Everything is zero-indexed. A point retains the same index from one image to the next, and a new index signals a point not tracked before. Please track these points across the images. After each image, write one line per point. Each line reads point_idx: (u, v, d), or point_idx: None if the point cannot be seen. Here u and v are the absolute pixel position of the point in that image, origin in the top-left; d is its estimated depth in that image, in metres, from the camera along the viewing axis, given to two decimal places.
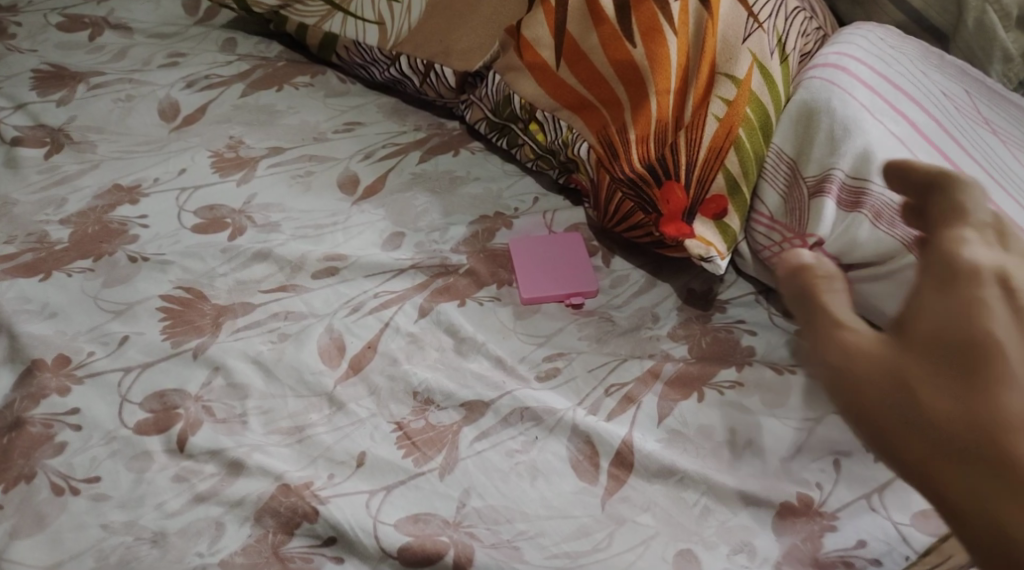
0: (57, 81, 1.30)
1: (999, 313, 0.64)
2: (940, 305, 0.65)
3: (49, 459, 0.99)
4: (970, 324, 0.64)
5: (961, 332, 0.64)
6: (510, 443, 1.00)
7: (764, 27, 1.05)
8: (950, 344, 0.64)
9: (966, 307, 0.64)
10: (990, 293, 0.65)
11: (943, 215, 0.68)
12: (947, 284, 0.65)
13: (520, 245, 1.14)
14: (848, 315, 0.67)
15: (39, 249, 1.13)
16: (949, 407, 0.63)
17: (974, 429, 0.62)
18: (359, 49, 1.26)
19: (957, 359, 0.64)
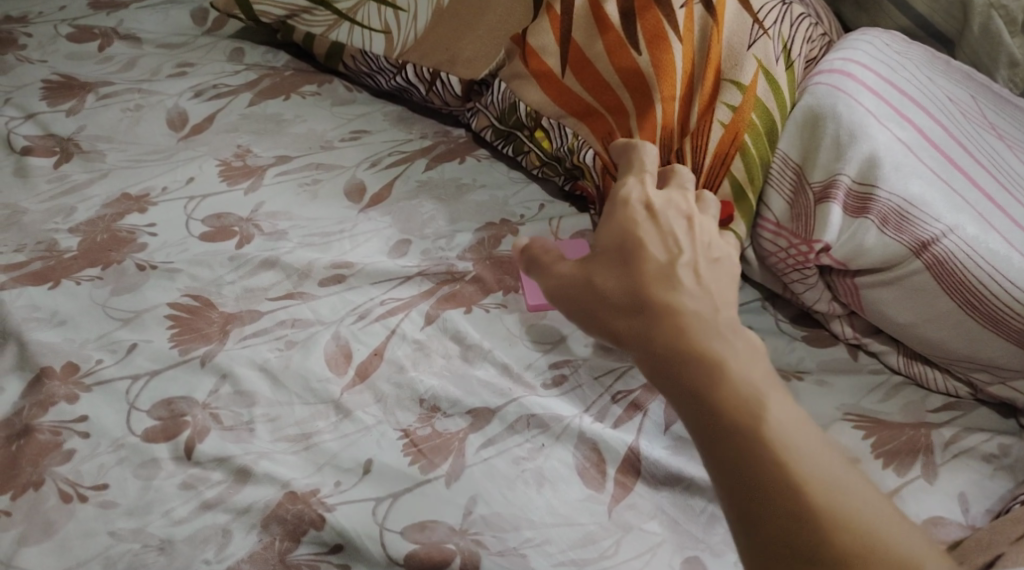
0: (67, 91, 1.31)
1: (647, 233, 0.91)
2: (613, 230, 0.92)
3: (57, 467, 0.99)
4: (623, 235, 0.91)
5: (613, 240, 0.92)
6: (516, 450, 1.00)
7: (769, 33, 1.06)
8: (613, 259, 0.90)
9: (625, 223, 0.92)
10: (640, 221, 0.92)
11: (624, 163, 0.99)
12: (612, 218, 0.93)
13: (524, 252, 1.14)
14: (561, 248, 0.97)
15: (48, 258, 1.14)
16: (610, 298, 0.88)
17: (638, 309, 0.87)
18: (366, 57, 1.26)
19: (614, 262, 0.90)
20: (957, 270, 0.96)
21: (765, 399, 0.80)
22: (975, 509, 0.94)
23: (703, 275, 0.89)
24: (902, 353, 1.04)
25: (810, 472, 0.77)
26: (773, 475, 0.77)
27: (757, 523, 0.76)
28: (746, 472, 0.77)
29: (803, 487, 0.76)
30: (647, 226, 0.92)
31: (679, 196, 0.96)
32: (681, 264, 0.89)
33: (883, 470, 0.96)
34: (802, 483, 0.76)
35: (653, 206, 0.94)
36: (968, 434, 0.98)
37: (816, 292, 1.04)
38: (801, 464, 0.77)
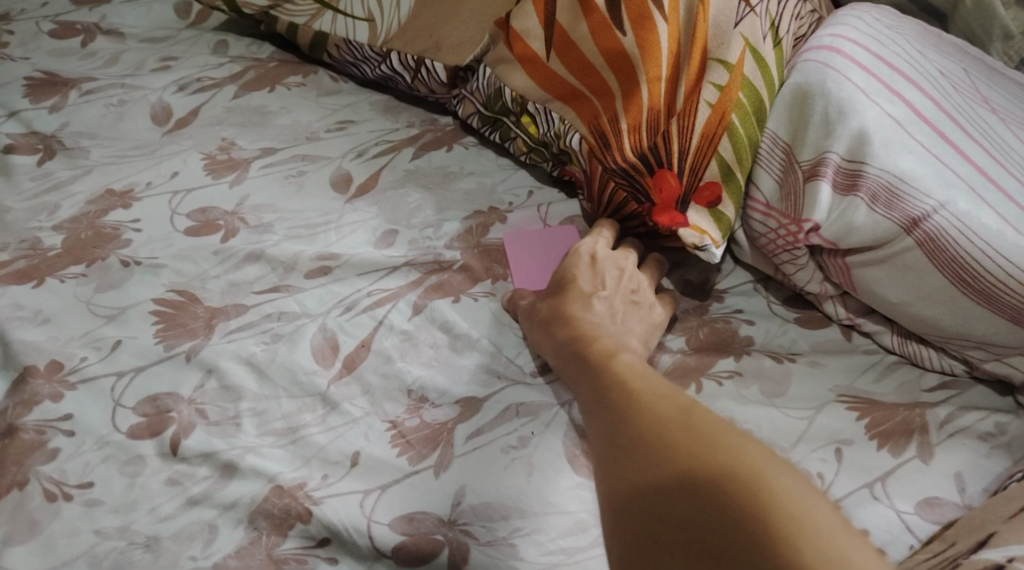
0: (50, 87, 1.30)
1: (580, 268, 1.04)
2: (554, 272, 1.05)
3: (42, 466, 0.97)
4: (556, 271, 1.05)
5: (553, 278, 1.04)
6: (506, 439, 0.98)
7: (757, 11, 1.03)
8: (546, 289, 1.04)
9: (567, 265, 1.04)
10: (579, 262, 1.04)
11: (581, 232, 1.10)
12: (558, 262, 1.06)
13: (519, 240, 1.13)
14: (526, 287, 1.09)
15: (32, 256, 1.12)
16: (540, 313, 1.02)
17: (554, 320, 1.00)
18: (350, 46, 1.25)
19: (547, 293, 1.04)
20: (949, 247, 0.95)
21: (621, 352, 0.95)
22: (972, 488, 0.93)
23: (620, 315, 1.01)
24: (896, 332, 1.02)
25: (661, 408, 0.87)
26: (616, 392, 0.91)
27: (601, 428, 0.89)
28: (599, 400, 0.91)
29: (635, 396, 0.89)
30: (579, 263, 1.04)
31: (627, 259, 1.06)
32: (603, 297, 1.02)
33: (878, 452, 0.95)
34: (653, 416, 0.86)
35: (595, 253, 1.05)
36: (963, 413, 0.97)
37: (807, 273, 1.03)
38: (640, 385, 0.91)
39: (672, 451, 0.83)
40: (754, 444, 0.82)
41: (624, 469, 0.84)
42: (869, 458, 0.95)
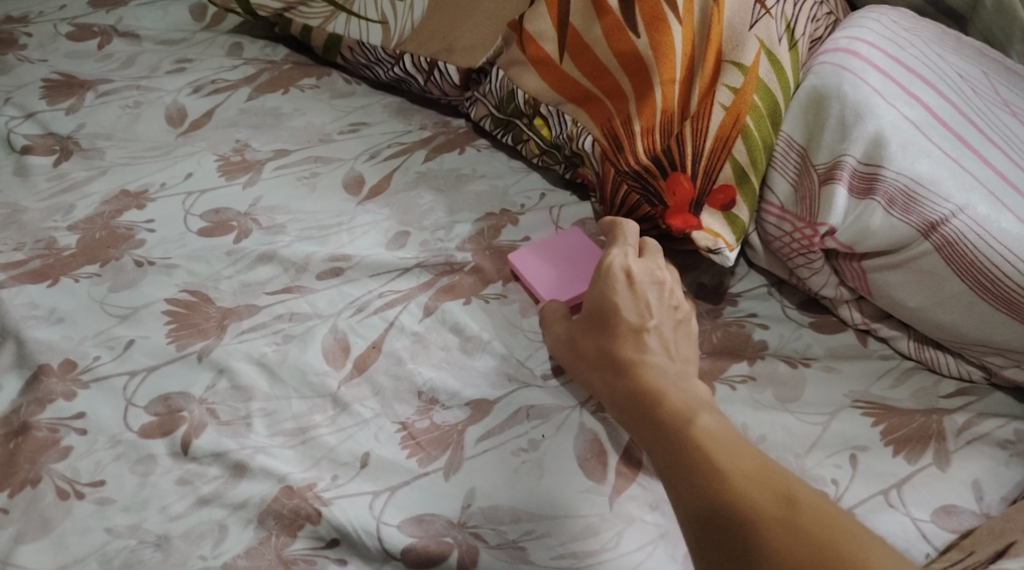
0: (67, 89, 1.31)
1: (621, 293, 0.97)
2: (590, 297, 0.98)
3: (55, 463, 0.98)
4: (590, 296, 0.98)
5: (591, 304, 0.98)
6: (515, 442, 0.98)
7: (772, 13, 1.03)
8: (587, 319, 0.98)
9: (604, 292, 0.97)
10: (618, 286, 0.97)
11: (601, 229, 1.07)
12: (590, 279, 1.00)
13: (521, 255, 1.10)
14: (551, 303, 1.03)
15: (47, 255, 1.13)
16: (586, 356, 0.97)
17: (604, 360, 0.95)
18: (364, 49, 1.25)
19: (589, 323, 0.97)
20: (967, 252, 0.94)
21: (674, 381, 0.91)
22: (989, 497, 0.92)
23: (671, 344, 0.95)
24: (912, 337, 1.01)
25: (757, 489, 0.81)
26: (698, 466, 0.83)
27: (688, 508, 0.82)
28: (681, 472, 0.84)
29: (722, 470, 0.82)
30: (620, 287, 0.97)
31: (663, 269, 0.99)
32: (646, 321, 0.95)
33: (893, 459, 0.94)
34: (752, 500, 0.80)
35: (632, 271, 0.98)
36: (982, 420, 0.96)
37: (822, 277, 1.03)
38: (722, 455, 0.84)
39: (784, 546, 0.78)
40: (862, 530, 0.78)
41: (706, 534, 0.81)
42: (884, 464, 0.94)
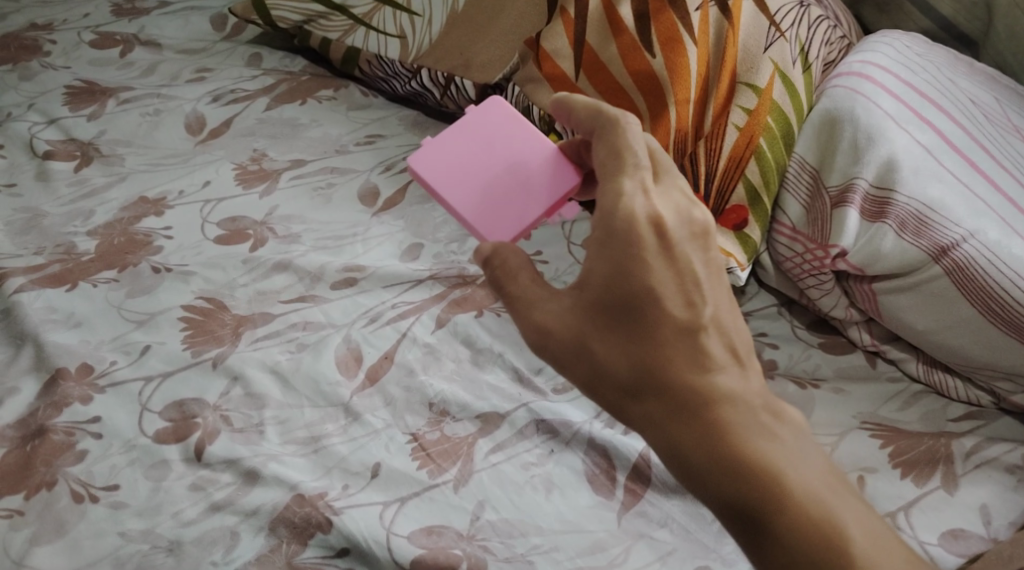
0: (88, 96, 1.32)
1: (659, 273, 0.84)
2: (614, 281, 0.84)
3: (70, 467, 0.99)
4: (616, 278, 0.84)
5: (619, 296, 0.84)
6: (525, 456, 1.00)
7: (786, 36, 1.06)
8: (607, 313, 0.84)
9: (639, 272, 0.84)
10: (652, 259, 0.84)
11: (599, 132, 0.87)
12: (616, 250, 0.84)
13: (433, 169, 0.94)
14: (523, 263, 0.88)
15: (66, 260, 1.14)
16: (622, 365, 0.84)
17: (639, 369, 0.84)
18: (382, 62, 1.27)
19: (609, 317, 0.84)
20: (977, 276, 0.95)
21: (728, 385, 0.85)
22: (998, 522, 0.92)
23: (722, 328, 0.86)
24: (922, 360, 1.02)
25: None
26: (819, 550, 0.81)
27: None
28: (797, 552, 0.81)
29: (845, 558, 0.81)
30: (658, 265, 0.84)
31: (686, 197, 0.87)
32: (688, 300, 0.85)
33: (901, 481, 0.94)
34: None
35: (665, 223, 0.84)
36: (990, 444, 0.97)
37: (833, 298, 1.03)
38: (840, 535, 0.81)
39: None
40: None
41: None
42: (892, 487, 0.94)
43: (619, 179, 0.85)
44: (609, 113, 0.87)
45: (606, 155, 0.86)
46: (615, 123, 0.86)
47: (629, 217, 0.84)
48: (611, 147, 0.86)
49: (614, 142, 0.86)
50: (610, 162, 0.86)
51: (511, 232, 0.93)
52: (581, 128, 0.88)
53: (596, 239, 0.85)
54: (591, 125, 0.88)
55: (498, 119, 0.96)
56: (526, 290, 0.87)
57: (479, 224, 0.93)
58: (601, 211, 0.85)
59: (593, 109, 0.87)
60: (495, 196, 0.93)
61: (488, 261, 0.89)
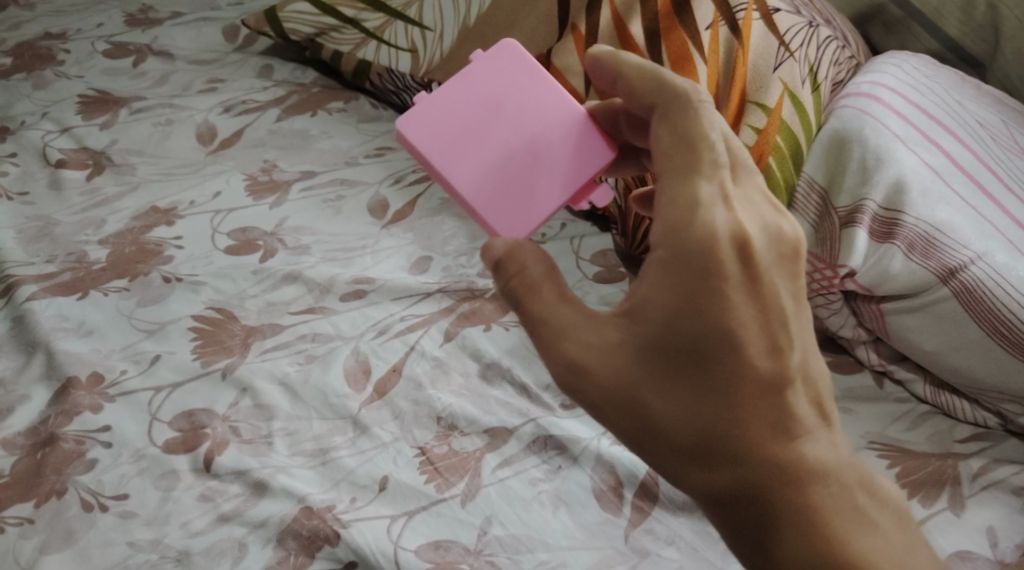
0: (102, 105, 1.33)
1: (741, 304, 0.77)
2: (684, 313, 0.77)
3: (80, 475, 0.98)
4: (688, 307, 0.76)
5: (689, 334, 0.77)
6: (532, 472, 1.00)
7: (795, 56, 1.08)
8: (674, 351, 0.77)
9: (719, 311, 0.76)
10: (733, 290, 0.76)
11: (668, 117, 0.80)
12: (695, 278, 0.76)
13: (427, 140, 0.87)
14: (548, 274, 0.82)
15: (78, 269, 1.14)
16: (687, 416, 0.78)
17: (706, 421, 0.78)
18: (392, 75, 1.29)
19: (674, 356, 0.77)
20: (985, 298, 0.96)
21: (805, 436, 0.80)
22: (1005, 544, 0.92)
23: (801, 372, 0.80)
24: (929, 381, 1.03)
25: None
26: None
27: None
28: None
29: None
30: (741, 296, 0.77)
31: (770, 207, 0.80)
32: (774, 340, 0.78)
33: (909, 502, 0.95)
34: None
35: (752, 243, 0.77)
36: (997, 466, 0.98)
37: (841, 317, 1.04)
38: None
39: None
40: None
41: None
42: None
43: (695, 182, 0.78)
44: (682, 89, 0.79)
45: (677, 149, 0.79)
46: (687, 104, 0.79)
47: (714, 237, 0.76)
48: (687, 143, 0.79)
49: (689, 136, 0.79)
50: (685, 156, 0.78)
51: (516, 217, 0.86)
52: (641, 104, 0.81)
53: (664, 259, 0.77)
54: (661, 107, 0.80)
55: (505, 81, 0.88)
56: (561, 314, 0.80)
57: (485, 210, 0.86)
58: (671, 224, 0.77)
59: (667, 87, 0.80)
60: (506, 177, 0.86)
61: (515, 275, 0.82)
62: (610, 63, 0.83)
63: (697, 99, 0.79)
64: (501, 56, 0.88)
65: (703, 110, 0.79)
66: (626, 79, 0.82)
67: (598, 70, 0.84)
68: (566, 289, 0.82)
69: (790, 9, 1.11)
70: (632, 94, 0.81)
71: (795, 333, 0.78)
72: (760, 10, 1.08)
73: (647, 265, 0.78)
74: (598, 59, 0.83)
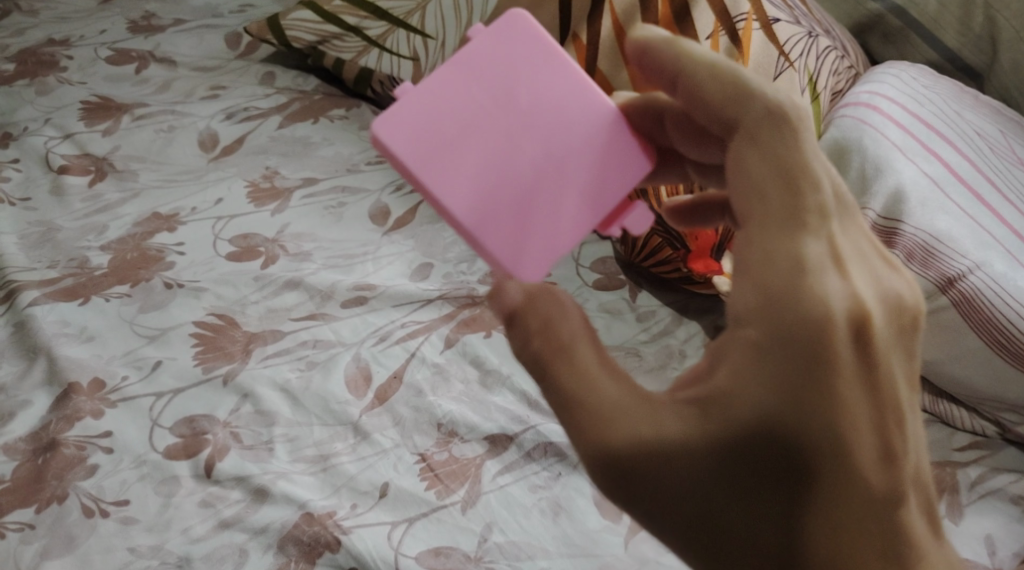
0: (104, 112, 1.33)
1: (854, 388, 0.74)
2: (791, 400, 0.73)
3: (81, 481, 0.98)
4: (791, 395, 0.73)
5: (796, 422, 0.73)
6: (533, 479, 1.01)
7: (795, 66, 1.11)
8: (771, 440, 0.74)
9: (829, 397, 0.73)
10: (843, 374, 0.74)
11: (762, 148, 0.76)
12: (803, 363, 0.73)
13: (420, 147, 0.79)
14: (583, 335, 0.79)
15: (79, 274, 1.14)
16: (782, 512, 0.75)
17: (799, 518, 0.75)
18: (393, 83, 1.30)
19: (774, 449, 0.74)
20: (984, 307, 0.97)
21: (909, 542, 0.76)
22: (1003, 553, 0.93)
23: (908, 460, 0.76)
24: (928, 391, 1.04)
25: None
26: None
27: None
28: None
29: None
30: (853, 378, 0.74)
31: (875, 265, 0.78)
32: (880, 428, 0.75)
33: None
34: None
35: (867, 314, 0.74)
36: (995, 475, 0.99)
37: None
38: None
39: None
40: None
41: None
42: None
43: (803, 239, 0.75)
44: (780, 110, 0.76)
45: (778, 196, 0.75)
46: (787, 135, 0.76)
47: (828, 311, 0.74)
48: (791, 191, 0.75)
49: (794, 181, 0.75)
50: (790, 209, 0.75)
51: (512, 241, 0.80)
52: (720, 121, 0.78)
53: (762, 340, 0.73)
54: (749, 132, 0.77)
55: (509, 68, 0.80)
56: (617, 395, 0.76)
57: (480, 230, 0.80)
58: (772, 294, 0.74)
59: (762, 107, 0.76)
60: (520, 193, 0.80)
61: (537, 337, 0.79)
62: (681, 59, 0.79)
63: (800, 134, 0.76)
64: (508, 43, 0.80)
65: (805, 143, 0.76)
66: (696, 84, 0.78)
67: (648, 61, 0.80)
68: (612, 361, 0.78)
69: (790, 18, 1.13)
70: (706, 105, 0.78)
71: (906, 425, 0.76)
72: (760, 20, 1.10)
73: (736, 345, 0.74)
74: (654, 48, 0.79)
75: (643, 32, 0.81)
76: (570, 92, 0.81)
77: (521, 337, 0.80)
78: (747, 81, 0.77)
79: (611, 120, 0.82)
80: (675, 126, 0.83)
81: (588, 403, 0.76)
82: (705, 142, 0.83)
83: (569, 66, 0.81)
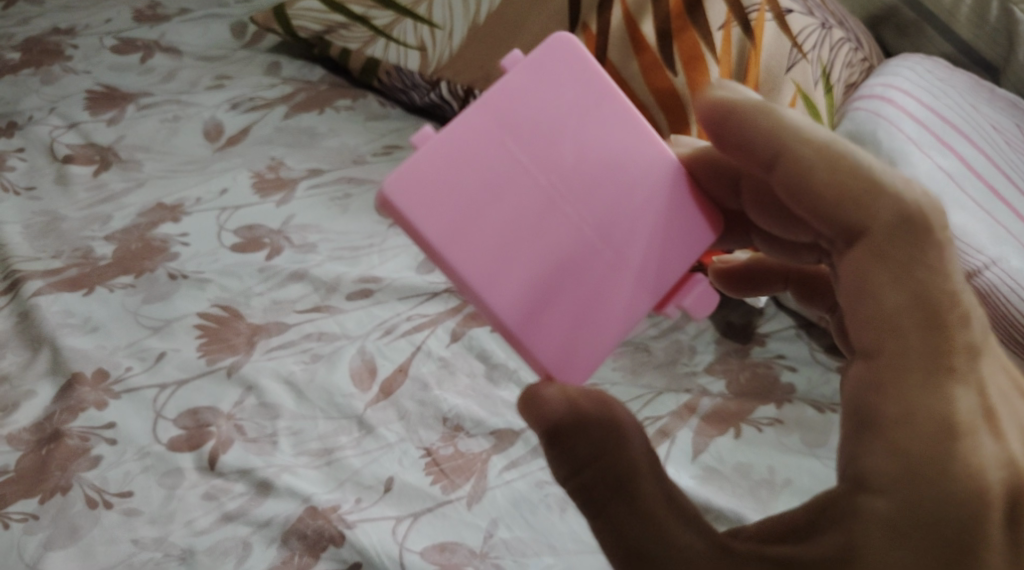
0: (109, 102, 1.32)
1: (994, 544, 0.73)
2: (913, 540, 0.72)
3: (84, 472, 0.98)
4: (909, 541, 0.72)
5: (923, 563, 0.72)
6: (539, 474, 1.00)
7: (808, 58, 1.10)
8: None
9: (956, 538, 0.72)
10: (979, 508, 0.73)
11: (894, 268, 0.74)
12: (939, 537, 0.72)
13: (450, 216, 0.78)
14: (639, 466, 0.78)
15: (83, 265, 1.14)
16: None
17: None
18: (400, 74, 1.29)
19: None
20: (999, 304, 0.96)
21: None
22: None
23: None
24: None
25: None
26: None
27: None
28: None
29: None
30: (1001, 557, 0.72)
31: (1019, 406, 0.77)
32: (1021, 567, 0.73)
33: None
34: None
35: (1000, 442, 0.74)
36: None
37: None
38: None
39: None
40: None
41: None
42: None
43: (937, 374, 0.73)
44: (923, 222, 0.74)
45: (914, 324, 0.74)
46: (926, 250, 0.74)
47: (976, 478, 0.73)
48: (935, 333, 0.74)
49: (938, 322, 0.74)
50: (927, 331, 0.74)
51: (547, 329, 0.80)
52: (838, 223, 0.77)
53: (886, 510, 0.73)
54: (878, 248, 0.75)
55: (549, 114, 0.80)
56: (692, 548, 0.76)
57: (514, 315, 0.79)
58: (899, 448, 0.73)
59: (894, 215, 0.75)
60: (554, 258, 0.80)
61: (588, 465, 0.79)
62: (785, 141, 0.78)
63: (939, 255, 0.74)
64: (548, 101, 0.80)
65: (947, 260, 0.75)
66: (809, 174, 0.77)
67: (732, 128, 0.80)
68: (669, 496, 0.78)
69: (803, 9, 1.12)
70: (823, 204, 0.77)
71: None
72: (772, 11, 1.09)
73: (848, 512, 0.74)
74: (744, 118, 0.79)
75: (728, 96, 0.81)
76: (613, 139, 0.81)
77: (572, 461, 0.79)
78: (874, 179, 0.76)
79: (657, 180, 0.82)
80: (749, 196, 0.86)
81: (664, 557, 0.76)
82: (784, 219, 0.87)
83: (617, 112, 0.81)
